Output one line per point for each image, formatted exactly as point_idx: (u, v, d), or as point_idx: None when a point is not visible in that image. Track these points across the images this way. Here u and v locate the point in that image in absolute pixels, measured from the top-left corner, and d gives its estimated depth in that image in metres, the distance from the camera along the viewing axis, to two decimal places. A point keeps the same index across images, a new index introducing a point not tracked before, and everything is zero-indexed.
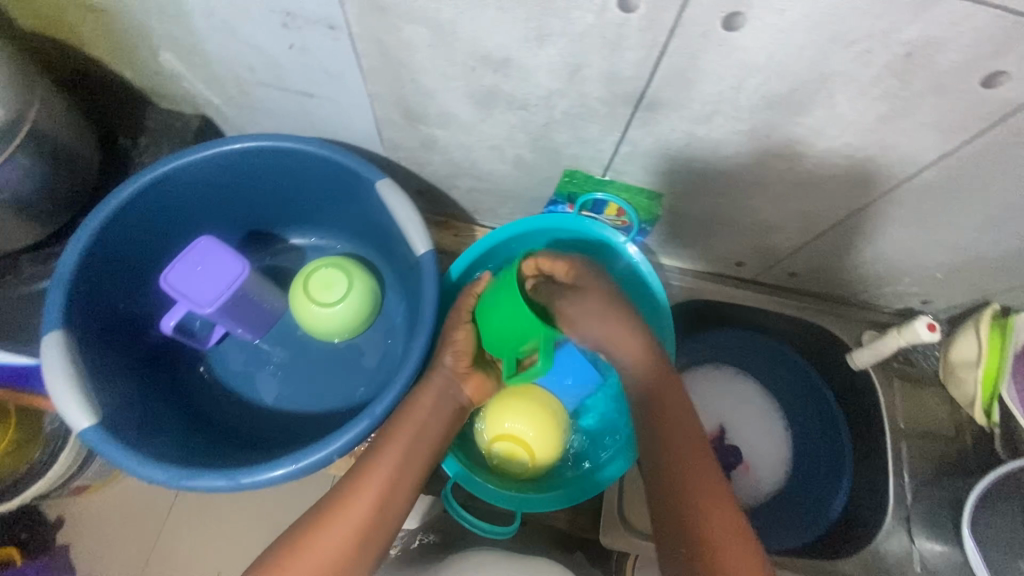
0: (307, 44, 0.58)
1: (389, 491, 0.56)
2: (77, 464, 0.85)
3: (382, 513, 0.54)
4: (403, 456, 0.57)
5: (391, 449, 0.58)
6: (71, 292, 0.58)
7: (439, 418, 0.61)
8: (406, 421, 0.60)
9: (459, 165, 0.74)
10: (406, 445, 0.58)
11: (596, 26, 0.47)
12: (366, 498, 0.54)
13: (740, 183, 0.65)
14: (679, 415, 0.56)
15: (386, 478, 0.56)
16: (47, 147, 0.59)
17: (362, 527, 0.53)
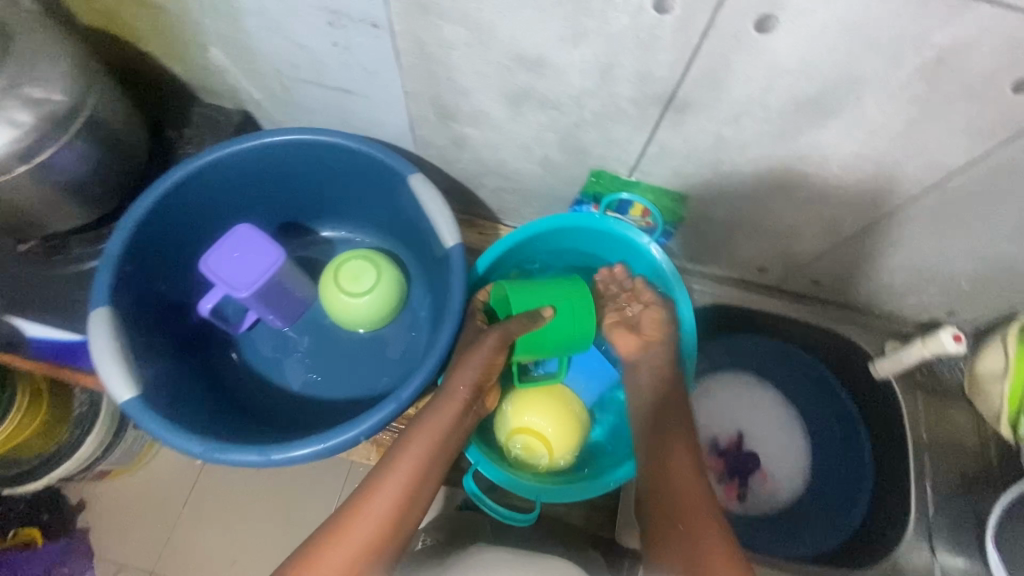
0: (350, 42, 0.61)
1: (399, 509, 0.55)
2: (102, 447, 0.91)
3: (390, 532, 0.53)
4: (414, 472, 0.57)
5: (402, 465, 0.57)
6: (117, 269, 0.61)
7: (451, 433, 0.61)
8: (416, 437, 0.60)
9: (487, 164, 0.76)
10: (417, 462, 0.58)
11: (630, 27, 0.49)
12: (375, 517, 0.54)
13: (765, 187, 0.66)
14: (675, 408, 0.65)
15: (397, 496, 0.56)
16: (101, 132, 0.61)
17: (371, 548, 0.52)
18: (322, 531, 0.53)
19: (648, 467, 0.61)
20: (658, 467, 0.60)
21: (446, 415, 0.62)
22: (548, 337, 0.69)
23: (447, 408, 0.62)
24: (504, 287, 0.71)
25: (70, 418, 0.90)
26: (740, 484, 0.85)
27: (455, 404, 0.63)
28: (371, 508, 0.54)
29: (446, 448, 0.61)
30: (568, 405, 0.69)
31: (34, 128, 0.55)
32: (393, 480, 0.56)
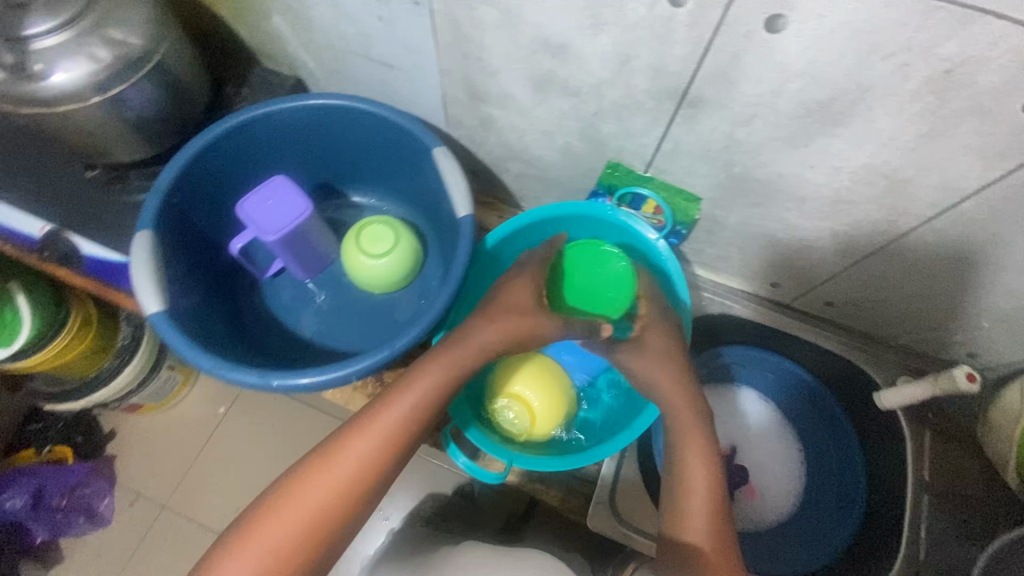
0: (394, 17, 0.66)
1: (372, 462, 0.56)
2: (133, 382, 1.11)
3: (361, 485, 0.56)
4: (390, 431, 0.58)
5: (380, 421, 0.58)
6: (164, 199, 0.68)
7: (441, 392, 0.61)
8: (407, 390, 0.60)
9: (512, 148, 0.80)
10: (399, 420, 0.59)
11: (646, 19, 0.51)
12: (356, 461, 0.56)
13: (777, 193, 0.66)
14: (708, 454, 0.62)
15: (379, 444, 0.57)
16: (166, 78, 0.68)
17: (348, 490, 0.55)
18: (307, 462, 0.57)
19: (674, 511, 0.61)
20: (681, 516, 0.60)
21: (431, 377, 0.61)
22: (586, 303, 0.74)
23: (440, 368, 0.61)
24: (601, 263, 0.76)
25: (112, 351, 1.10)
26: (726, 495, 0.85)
27: (450, 363, 0.62)
28: (355, 451, 0.56)
29: (435, 405, 0.61)
30: (567, 391, 0.71)
31: (110, 65, 0.62)
32: (378, 428, 0.58)
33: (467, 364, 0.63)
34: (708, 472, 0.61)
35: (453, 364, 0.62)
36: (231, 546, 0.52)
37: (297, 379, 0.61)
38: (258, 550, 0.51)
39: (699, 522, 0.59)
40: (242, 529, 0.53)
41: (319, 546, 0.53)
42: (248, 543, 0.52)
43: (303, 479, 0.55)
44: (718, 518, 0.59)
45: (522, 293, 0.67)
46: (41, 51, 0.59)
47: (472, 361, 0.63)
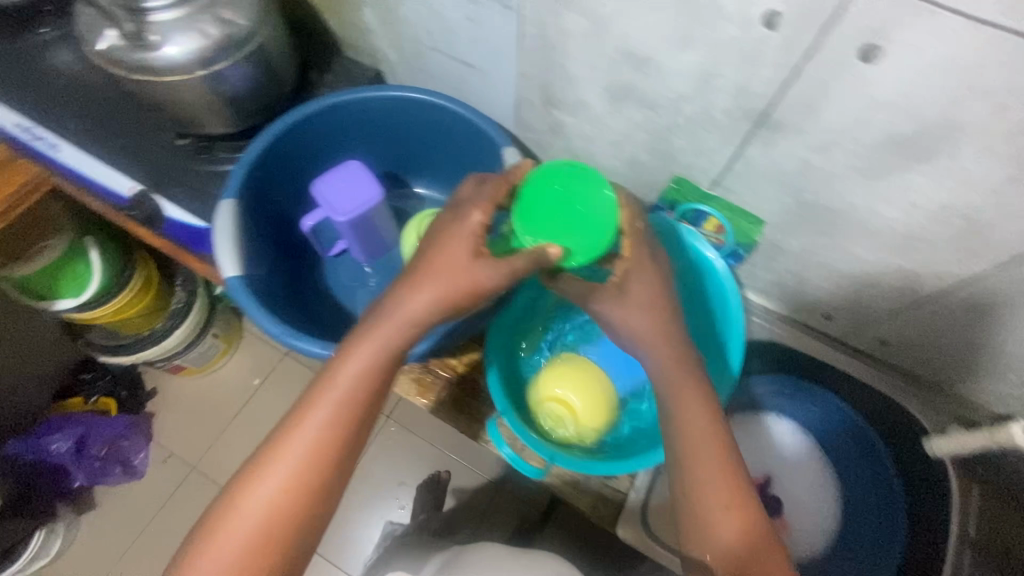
0: (481, 19, 0.68)
1: (316, 457, 0.52)
2: (181, 342, 1.31)
3: (310, 484, 0.52)
4: (328, 423, 0.53)
5: (313, 414, 0.53)
6: (249, 171, 0.72)
7: (374, 374, 0.54)
8: (332, 385, 0.54)
9: (577, 154, 0.81)
10: (336, 407, 0.53)
11: (737, 39, 0.52)
12: (294, 467, 0.51)
13: (843, 223, 0.66)
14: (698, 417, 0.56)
15: (314, 445, 0.52)
16: (262, 59, 0.72)
17: (290, 499, 0.51)
18: (243, 475, 0.53)
19: (682, 484, 0.56)
20: (690, 489, 0.55)
21: (364, 356, 0.54)
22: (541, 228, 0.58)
23: (368, 350, 0.53)
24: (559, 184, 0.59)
25: (165, 312, 1.28)
26: None
27: (375, 345, 0.54)
28: (292, 454, 0.52)
29: (370, 389, 0.54)
30: (606, 392, 0.71)
31: (216, 42, 0.65)
32: (310, 427, 0.52)
33: (396, 341, 0.54)
34: (710, 438, 0.56)
35: (378, 343, 0.54)
36: (191, 559, 0.51)
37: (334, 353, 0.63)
38: (218, 563, 0.50)
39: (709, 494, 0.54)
40: (198, 542, 0.51)
41: (278, 558, 0.51)
42: (206, 554, 0.50)
43: (239, 496, 0.51)
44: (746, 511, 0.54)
45: (457, 247, 0.54)
46: (157, 24, 0.63)
47: (400, 336, 0.54)
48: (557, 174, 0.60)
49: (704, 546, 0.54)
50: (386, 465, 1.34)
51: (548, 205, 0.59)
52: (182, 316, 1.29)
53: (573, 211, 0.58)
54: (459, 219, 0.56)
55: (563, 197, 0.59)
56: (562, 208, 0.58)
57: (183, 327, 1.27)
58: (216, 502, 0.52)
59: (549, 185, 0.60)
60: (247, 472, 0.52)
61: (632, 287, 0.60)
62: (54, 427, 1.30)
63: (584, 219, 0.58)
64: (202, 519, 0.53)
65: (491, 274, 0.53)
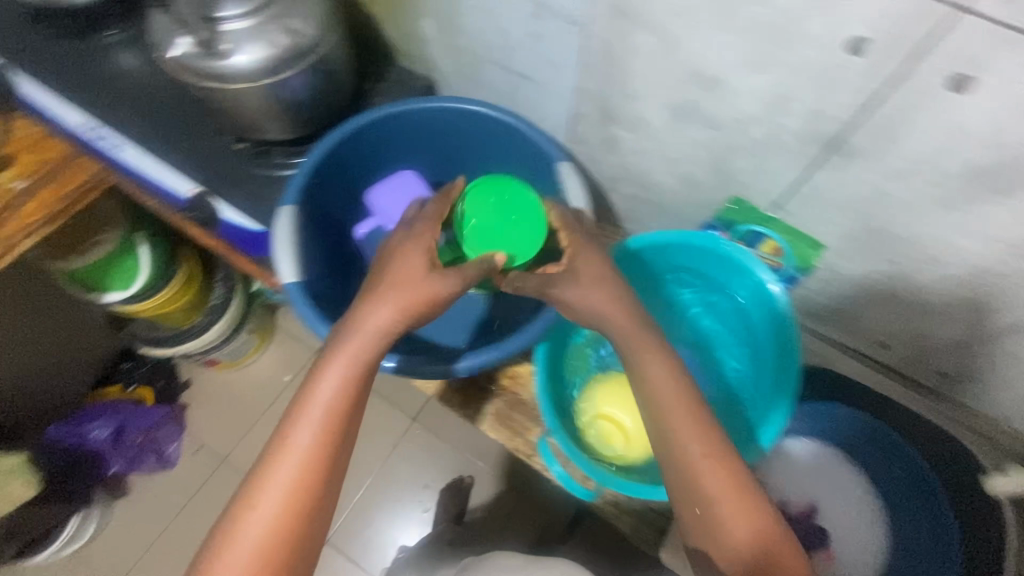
0: (544, 34, 0.68)
1: (305, 469, 0.55)
2: (220, 336, 1.33)
3: (306, 496, 0.54)
4: (316, 434, 0.55)
5: (299, 428, 0.56)
6: (308, 179, 0.73)
7: (351, 384, 0.58)
8: (314, 400, 0.57)
9: (630, 170, 0.80)
10: (321, 418, 0.56)
11: (817, 64, 0.51)
12: (283, 487, 0.54)
13: (911, 251, 0.64)
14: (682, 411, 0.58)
15: (301, 462, 0.55)
16: (325, 68, 0.73)
17: (286, 515, 0.53)
18: (235, 506, 0.55)
19: (679, 477, 0.57)
20: (688, 480, 0.56)
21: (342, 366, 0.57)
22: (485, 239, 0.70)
23: (343, 361, 0.57)
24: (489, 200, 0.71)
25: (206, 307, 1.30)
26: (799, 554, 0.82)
27: (348, 358, 0.58)
28: (285, 469, 0.54)
29: (349, 398, 0.57)
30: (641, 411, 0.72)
31: (284, 52, 0.67)
32: (298, 441, 0.55)
33: (364, 353, 0.58)
34: (695, 426, 0.57)
35: (347, 357, 0.58)
36: None
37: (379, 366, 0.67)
38: None
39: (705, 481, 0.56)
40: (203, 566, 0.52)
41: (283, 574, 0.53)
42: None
43: (238, 520, 0.53)
44: (753, 506, 0.55)
45: (414, 262, 0.61)
46: (228, 33, 0.65)
47: (368, 347, 0.58)
48: (488, 190, 0.72)
49: (719, 550, 0.55)
50: (411, 467, 1.34)
51: (484, 217, 0.70)
52: (222, 311, 1.32)
53: (509, 221, 0.70)
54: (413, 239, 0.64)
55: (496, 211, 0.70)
56: (500, 220, 0.70)
57: (222, 323, 1.29)
58: (216, 529, 0.54)
59: (481, 202, 0.71)
60: (240, 502, 0.54)
61: (580, 271, 0.64)
62: (89, 416, 1.34)
63: (518, 227, 0.70)
64: (205, 544, 0.54)
65: (444, 284, 0.60)
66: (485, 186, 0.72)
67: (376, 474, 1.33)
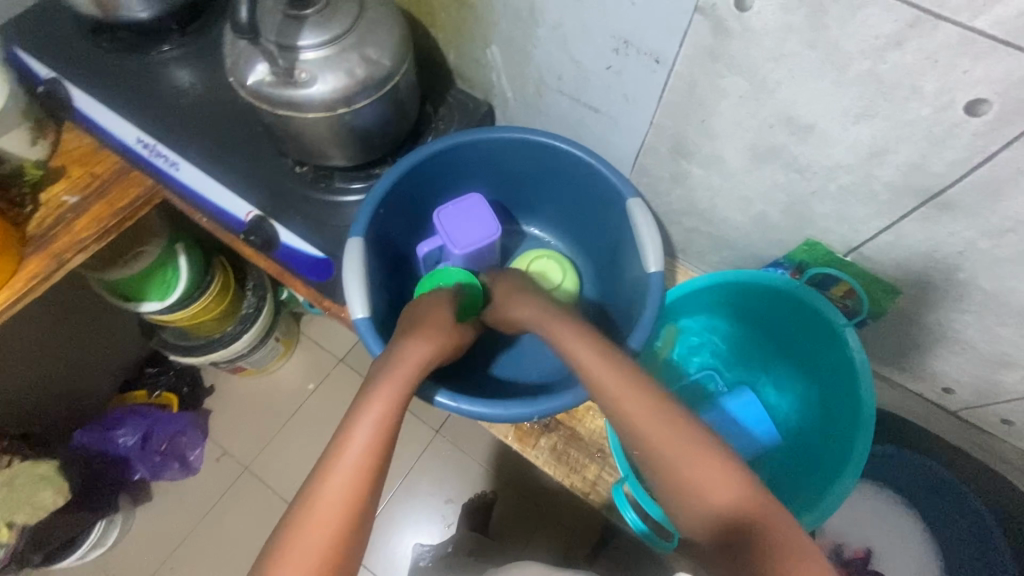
0: (624, 69, 0.67)
1: (349, 506, 0.51)
2: (246, 346, 1.30)
3: (348, 537, 0.50)
4: (358, 468, 0.53)
5: (341, 463, 0.53)
6: (376, 209, 0.72)
7: (394, 417, 0.56)
8: (352, 435, 0.54)
9: (696, 205, 0.79)
10: (364, 448, 0.54)
11: (927, 119, 0.50)
12: (326, 523, 0.50)
13: (994, 303, 0.63)
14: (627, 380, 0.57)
15: (342, 503, 0.51)
16: (396, 97, 0.72)
17: (328, 560, 0.49)
18: (265, 557, 0.50)
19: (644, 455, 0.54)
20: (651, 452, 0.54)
21: (385, 398, 0.57)
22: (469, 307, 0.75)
23: (384, 394, 0.57)
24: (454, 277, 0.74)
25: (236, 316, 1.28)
26: None
27: (389, 392, 0.57)
28: (328, 508, 0.51)
29: (391, 433, 0.56)
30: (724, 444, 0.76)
31: (361, 81, 0.66)
32: (340, 476, 0.52)
33: (408, 382, 0.59)
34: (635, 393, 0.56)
35: (392, 383, 0.58)
36: None
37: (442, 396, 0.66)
38: None
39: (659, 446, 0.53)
40: None
41: None
42: None
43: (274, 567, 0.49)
44: (723, 468, 0.52)
45: (440, 309, 0.67)
46: (306, 62, 0.64)
47: (411, 372, 0.59)
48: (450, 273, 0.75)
49: (687, 509, 0.52)
50: (434, 478, 1.32)
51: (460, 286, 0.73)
52: (253, 321, 1.29)
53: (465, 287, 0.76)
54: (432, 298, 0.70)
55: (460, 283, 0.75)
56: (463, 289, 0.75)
57: (253, 333, 1.26)
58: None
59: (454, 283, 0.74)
60: (276, 547, 0.50)
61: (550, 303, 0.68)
62: (116, 421, 1.28)
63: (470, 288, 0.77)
64: None
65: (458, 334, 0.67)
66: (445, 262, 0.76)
67: (400, 485, 1.31)
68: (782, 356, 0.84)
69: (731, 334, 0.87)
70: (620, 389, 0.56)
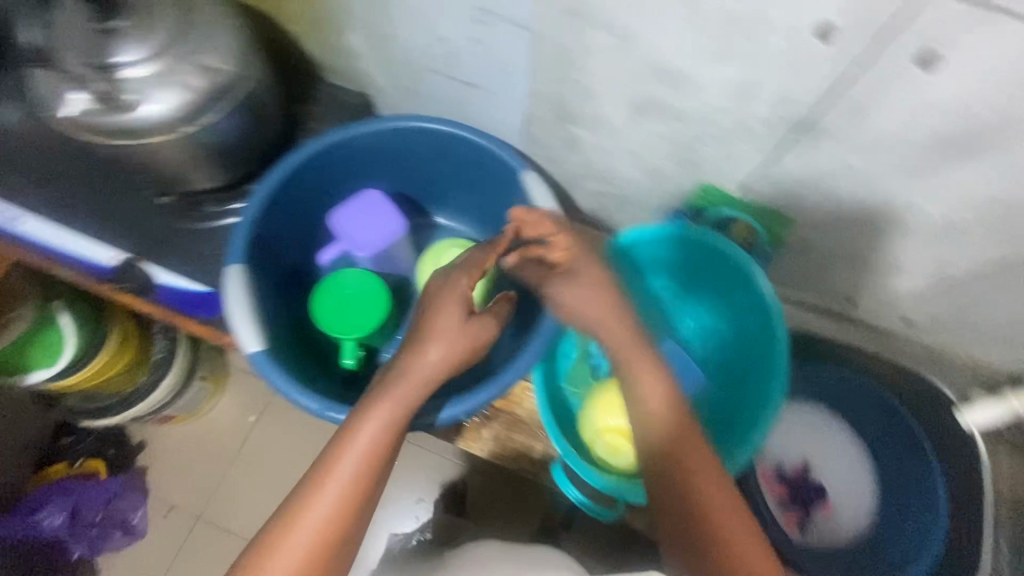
0: (491, 39, 0.63)
1: (342, 507, 0.54)
2: (168, 392, 1.14)
3: (337, 532, 0.53)
4: (354, 473, 0.54)
5: (338, 469, 0.54)
6: (252, 230, 0.66)
7: (395, 430, 0.56)
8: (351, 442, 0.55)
9: (593, 167, 0.77)
10: (362, 456, 0.55)
11: (785, 50, 0.50)
12: (310, 535, 0.53)
13: (878, 218, 0.66)
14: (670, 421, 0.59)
15: (335, 503, 0.53)
16: (252, 104, 0.65)
17: (318, 548, 0.53)
18: (260, 540, 0.54)
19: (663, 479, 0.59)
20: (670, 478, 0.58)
21: (389, 407, 0.56)
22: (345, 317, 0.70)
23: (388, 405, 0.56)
24: (342, 295, 0.70)
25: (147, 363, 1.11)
26: (801, 513, 0.85)
27: (393, 404, 0.56)
28: (322, 506, 0.53)
29: (391, 443, 0.56)
30: None
31: (201, 94, 0.59)
32: (336, 479, 0.54)
33: (416, 391, 0.57)
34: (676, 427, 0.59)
35: (394, 405, 0.56)
36: None
37: (446, 410, 0.65)
38: None
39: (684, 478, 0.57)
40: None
41: None
42: None
43: (269, 550, 0.52)
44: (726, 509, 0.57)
45: (453, 310, 0.59)
46: (129, 81, 0.57)
47: (413, 396, 0.57)
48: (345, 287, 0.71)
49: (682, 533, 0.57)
50: None
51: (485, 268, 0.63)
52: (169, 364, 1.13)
53: (350, 302, 0.70)
54: (445, 288, 0.61)
55: (348, 298, 0.70)
56: (348, 306, 0.70)
57: (169, 374, 1.10)
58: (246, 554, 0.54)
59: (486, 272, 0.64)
60: (261, 547, 0.53)
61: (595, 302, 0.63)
62: (40, 500, 1.15)
63: (350, 299, 0.70)
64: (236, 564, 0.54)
65: (481, 329, 0.61)
66: (337, 280, 0.71)
67: None
68: (700, 303, 0.85)
69: (676, 299, 0.86)
70: (660, 419, 0.59)
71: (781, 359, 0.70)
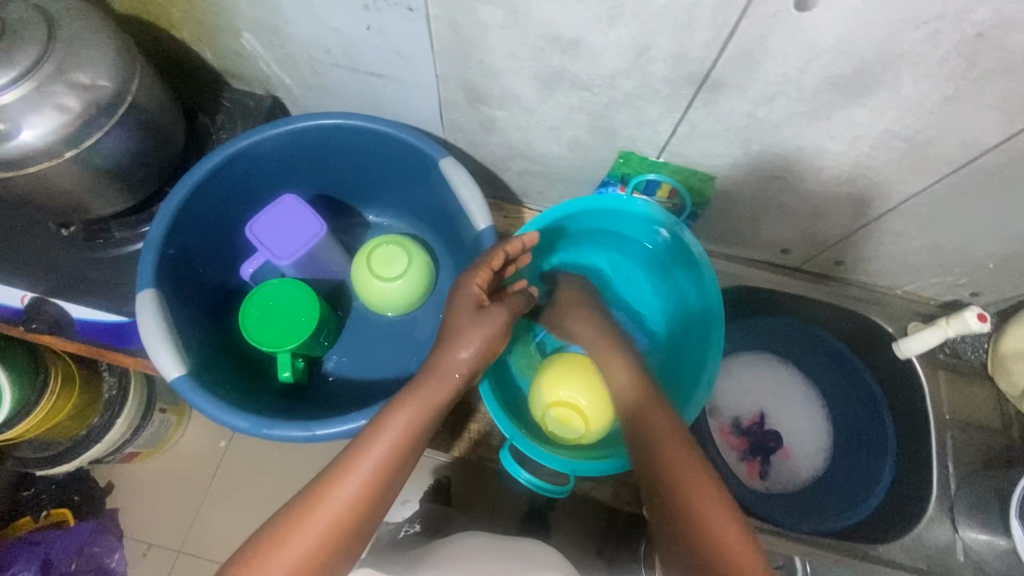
0: (384, 26, 0.61)
1: (368, 495, 0.51)
2: (128, 432, 0.99)
3: (357, 521, 0.50)
4: (384, 459, 0.53)
5: (369, 453, 0.53)
6: (160, 253, 0.63)
7: (428, 423, 0.56)
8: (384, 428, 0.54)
9: (515, 146, 0.76)
10: (395, 443, 0.53)
11: (668, 8, 0.50)
12: (328, 523, 0.49)
13: (791, 165, 0.67)
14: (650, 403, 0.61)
15: (362, 489, 0.51)
16: (143, 120, 0.62)
17: (335, 538, 0.49)
18: (267, 532, 0.49)
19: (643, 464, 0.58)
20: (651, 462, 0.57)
21: (426, 397, 0.56)
22: (275, 325, 0.68)
23: (426, 396, 0.56)
24: (271, 305, 0.69)
25: (99, 403, 0.95)
26: (762, 462, 0.87)
27: (429, 395, 0.57)
28: (347, 492, 0.51)
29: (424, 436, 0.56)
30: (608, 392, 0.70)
31: (80, 115, 0.56)
32: (367, 464, 0.52)
33: (454, 384, 0.58)
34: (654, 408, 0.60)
35: (427, 402, 0.56)
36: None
37: None
38: None
39: (662, 456, 0.56)
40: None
41: None
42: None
43: (283, 539, 0.48)
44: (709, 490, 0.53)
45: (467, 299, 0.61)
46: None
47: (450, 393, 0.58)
48: (269, 297, 0.69)
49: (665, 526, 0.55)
50: None
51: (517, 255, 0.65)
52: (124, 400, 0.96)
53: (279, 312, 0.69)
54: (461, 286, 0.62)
55: (278, 307, 0.69)
56: (277, 316, 0.69)
57: (123, 411, 0.94)
58: (249, 546, 0.49)
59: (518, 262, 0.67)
60: (268, 537, 0.49)
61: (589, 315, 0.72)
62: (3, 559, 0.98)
63: (280, 308, 0.69)
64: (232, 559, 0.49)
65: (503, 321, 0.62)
66: (264, 290, 0.69)
67: None
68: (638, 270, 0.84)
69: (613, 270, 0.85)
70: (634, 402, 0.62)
71: (716, 317, 0.71)
